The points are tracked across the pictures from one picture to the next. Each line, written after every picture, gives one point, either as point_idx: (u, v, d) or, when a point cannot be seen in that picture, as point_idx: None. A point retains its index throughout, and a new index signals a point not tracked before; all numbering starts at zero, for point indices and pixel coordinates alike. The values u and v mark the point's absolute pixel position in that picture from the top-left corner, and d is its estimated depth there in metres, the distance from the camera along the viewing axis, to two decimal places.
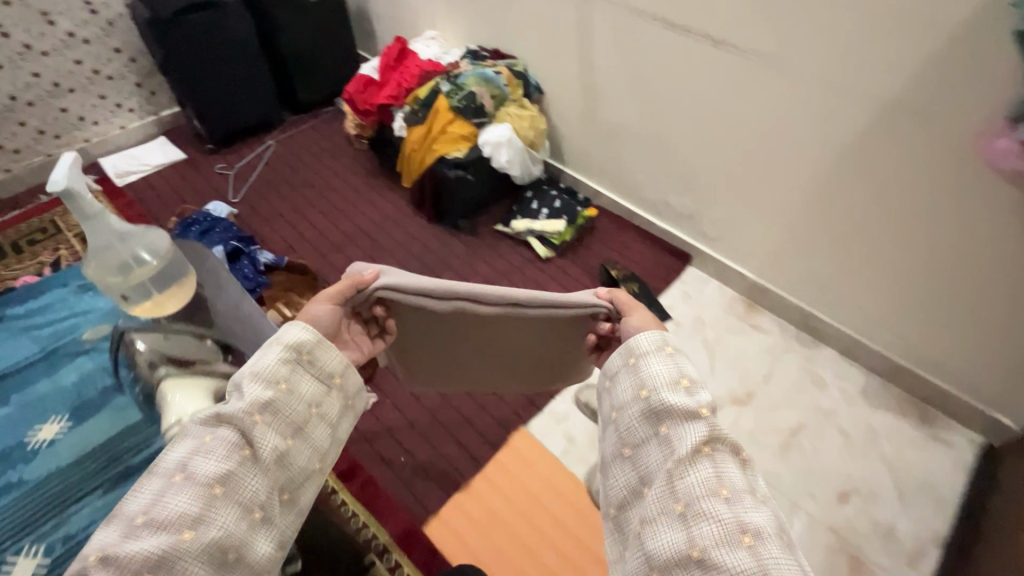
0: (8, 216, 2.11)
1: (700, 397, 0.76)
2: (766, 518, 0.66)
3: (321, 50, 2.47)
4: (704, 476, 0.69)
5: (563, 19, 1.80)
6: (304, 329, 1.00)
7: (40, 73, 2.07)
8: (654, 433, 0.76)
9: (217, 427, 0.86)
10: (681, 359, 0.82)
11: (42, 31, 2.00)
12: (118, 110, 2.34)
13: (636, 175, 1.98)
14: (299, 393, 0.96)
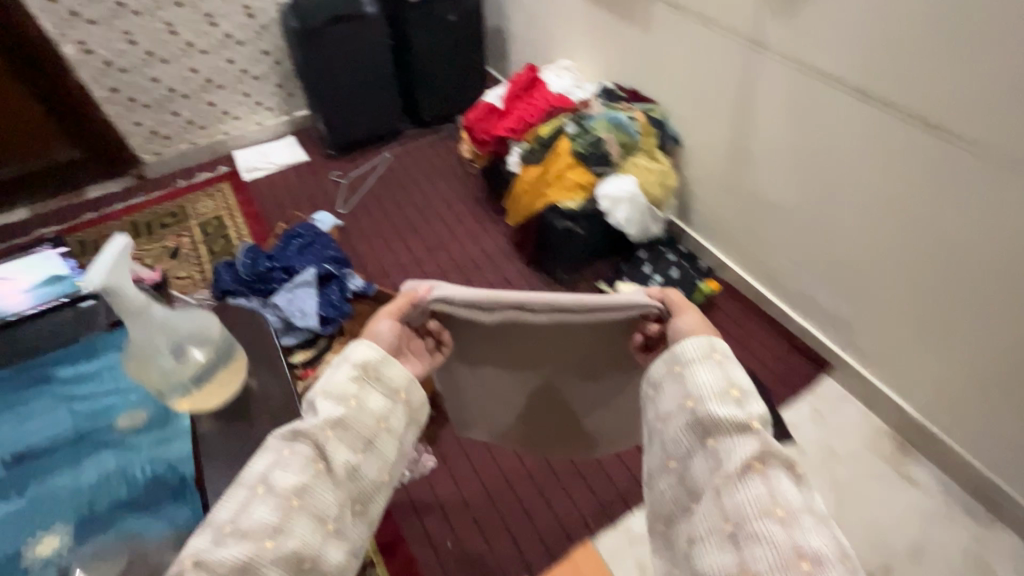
0: (148, 197, 2.30)
1: (751, 407, 0.70)
2: (828, 542, 0.60)
3: (452, 68, 2.42)
4: (756, 495, 0.63)
5: (725, 70, 1.55)
6: (369, 347, 0.82)
7: (197, 69, 2.21)
8: (700, 443, 0.70)
9: (294, 439, 0.73)
10: (732, 365, 0.75)
11: (205, 31, 2.12)
12: (258, 107, 2.45)
13: (778, 257, 1.67)
14: (375, 406, 0.79)
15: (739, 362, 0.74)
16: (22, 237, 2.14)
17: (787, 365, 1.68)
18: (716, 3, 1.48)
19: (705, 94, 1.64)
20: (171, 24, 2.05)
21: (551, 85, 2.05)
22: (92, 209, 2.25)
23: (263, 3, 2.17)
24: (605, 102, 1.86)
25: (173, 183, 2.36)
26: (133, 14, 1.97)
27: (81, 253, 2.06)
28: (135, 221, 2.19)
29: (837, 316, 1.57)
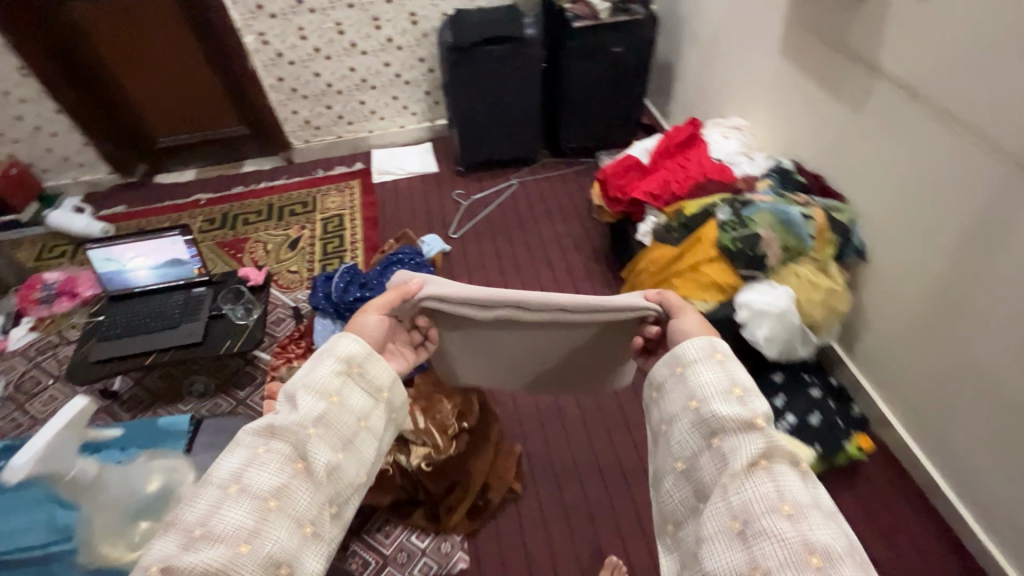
0: (289, 181, 2.42)
1: (755, 406, 0.69)
2: (837, 538, 0.59)
3: (604, 102, 2.19)
4: (763, 492, 0.62)
5: (961, 189, 1.13)
6: (356, 342, 0.79)
7: (355, 69, 2.26)
8: (709, 442, 0.69)
9: (270, 436, 0.69)
10: (734, 365, 0.75)
11: (368, 34, 2.15)
12: (403, 111, 2.45)
13: (975, 447, 1.21)
14: (354, 406, 0.75)
15: (739, 362, 0.75)
16: (182, 198, 2.38)
17: None
18: (972, 100, 1.07)
19: (919, 210, 1.23)
20: (340, 24, 2.10)
21: (712, 149, 1.72)
22: (242, 183, 2.44)
23: (428, 11, 2.13)
24: (777, 186, 1.50)
25: (312, 172, 2.46)
26: (309, 11, 2.04)
27: (222, 225, 2.24)
28: (272, 203, 2.32)
29: None
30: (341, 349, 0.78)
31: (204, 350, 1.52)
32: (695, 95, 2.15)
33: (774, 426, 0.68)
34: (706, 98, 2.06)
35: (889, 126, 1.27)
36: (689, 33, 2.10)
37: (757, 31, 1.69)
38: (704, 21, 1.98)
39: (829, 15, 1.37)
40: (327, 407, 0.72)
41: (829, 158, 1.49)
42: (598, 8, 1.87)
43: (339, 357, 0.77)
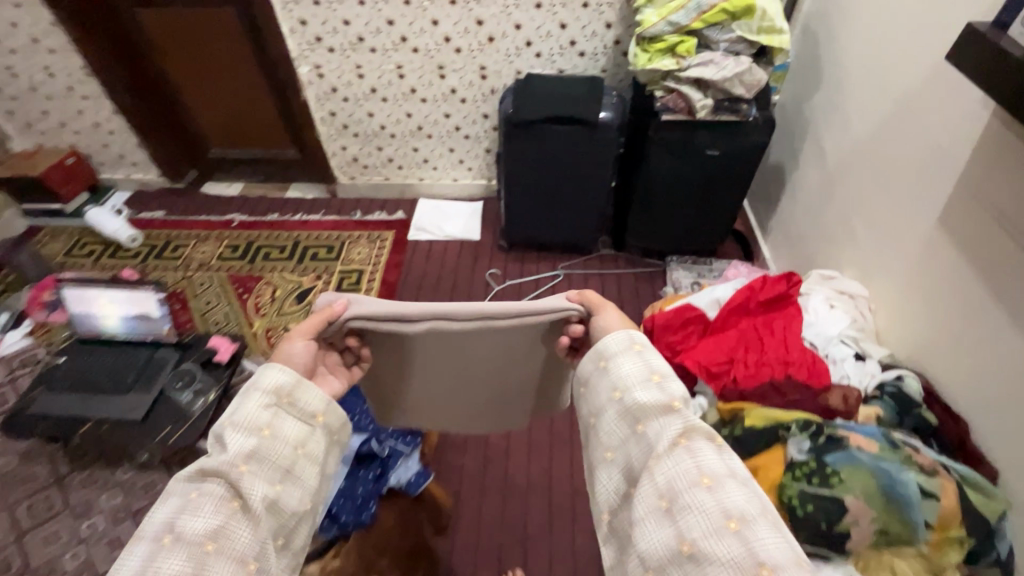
0: (324, 218, 2.25)
1: (673, 388, 0.74)
2: (751, 500, 0.64)
3: (686, 205, 1.80)
4: (684, 468, 0.67)
5: None
6: (277, 368, 0.78)
7: (412, 115, 2.03)
8: (637, 429, 0.73)
9: (201, 480, 0.66)
10: (651, 354, 0.80)
11: (431, 81, 1.91)
12: (458, 165, 2.20)
13: None
14: (292, 433, 0.74)
15: (657, 349, 0.80)
16: (219, 215, 2.28)
17: None
18: None
19: None
20: (401, 67, 1.88)
21: (807, 326, 1.27)
22: (278, 210, 2.30)
23: (502, 67, 1.86)
24: (887, 421, 1.05)
25: (351, 212, 2.27)
26: (370, 50, 1.84)
27: (242, 255, 2.10)
28: (299, 241, 2.16)
29: None
30: (264, 383, 0.76)
31: (138, 434, 1.33)
32: (803, 222, 1.69)
33: (690, 406, 0.74)
34: (817, 233, 1.60)
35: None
36: (812, 146, 1.65)
37: (906, 179, 1.23)
38: (835, 138, 1.53)
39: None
40: (263, 445, 0.71)
41: (981, 403, 1.01)
42: (695, 101, 1.48)
43: (261, 392, 0.75)
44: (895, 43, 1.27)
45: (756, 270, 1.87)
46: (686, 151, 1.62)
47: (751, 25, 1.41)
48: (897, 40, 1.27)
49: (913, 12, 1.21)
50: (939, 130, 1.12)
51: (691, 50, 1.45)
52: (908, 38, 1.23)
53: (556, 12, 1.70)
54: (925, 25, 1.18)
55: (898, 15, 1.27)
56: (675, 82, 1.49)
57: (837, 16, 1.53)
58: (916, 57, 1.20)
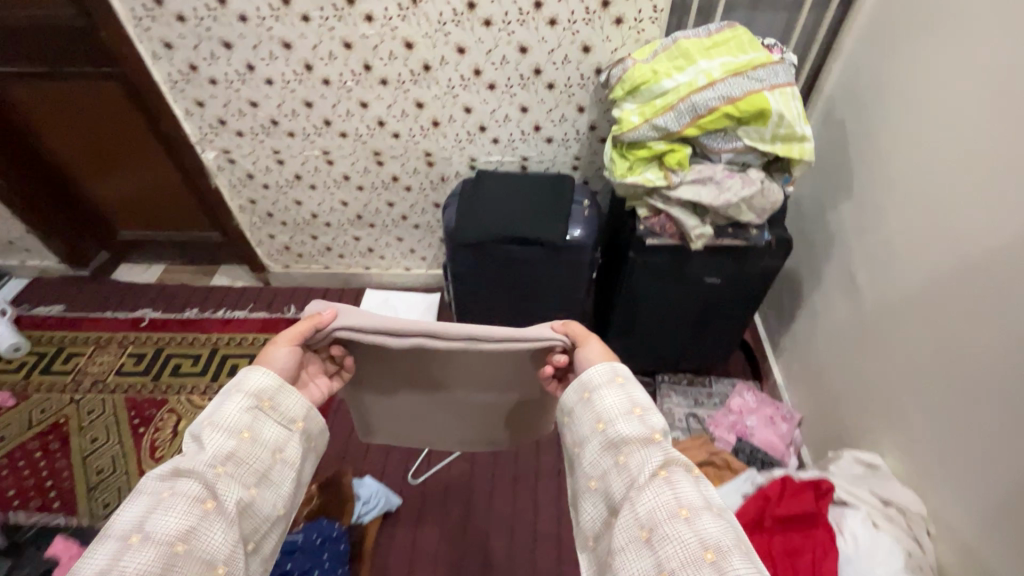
0: (251, 315, 1.90)
1: (653, 421, 0.73)
2: (728, 533, 0.62)
3: (680, 327, 1.45)
4: (662, 499, 0.64)
5: None
6: (264, 373, 0.72)
7: (348, 203, 1.68)
8: (619, 459, 0.71)
9: (175, 478, 0.61)
10: (634, 388, 0.78)
11: (367, 168, 1.56)
12: (409, 254, 1.85)
13: None
14: (272, 436, 0.69)
15: (640, 382, 0.78)
16: (127, 309, 1.93)
17: None
18: None
19: None
20: (328, 152, 1.53)
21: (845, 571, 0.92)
22: (198, 303, 1.94)
23: (452, 153, 1.51)
24: None
25: (283, 308, 1.92)
26: (288, 135, 1.48)
27: (147, 369, 1.75)
28: (217, 348, 1.80)
29: None
30: (249, 387, 0.70)
31: None
32: (829, 359, 1.34)
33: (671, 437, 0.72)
34: (852, 386, 1.25)
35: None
36: (840, 268, 1.30)
37: (993, 373, 0.88)
38: (874, 270, 1.18)
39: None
40: (241, 447, 0.65)
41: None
42: (690, 229, 1.12)
43: (246, 394, 0.69)
44: (978, 179, 0.92)
45: (767, 403, 1.52)
46: (677, 276, 1.27)
47: (763, 133, 1.06)
48: (980, 176, 0.92)
49: (1011, 145, 0.86)
50: None
51: (683, 162, 1.10)
52: (1000, 178, 0.88)
53: (514, 94, 1.35)
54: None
55: (983, 141, 0.92)
56: (663, 201, 1.14)
57: (878, 113, 1.18)
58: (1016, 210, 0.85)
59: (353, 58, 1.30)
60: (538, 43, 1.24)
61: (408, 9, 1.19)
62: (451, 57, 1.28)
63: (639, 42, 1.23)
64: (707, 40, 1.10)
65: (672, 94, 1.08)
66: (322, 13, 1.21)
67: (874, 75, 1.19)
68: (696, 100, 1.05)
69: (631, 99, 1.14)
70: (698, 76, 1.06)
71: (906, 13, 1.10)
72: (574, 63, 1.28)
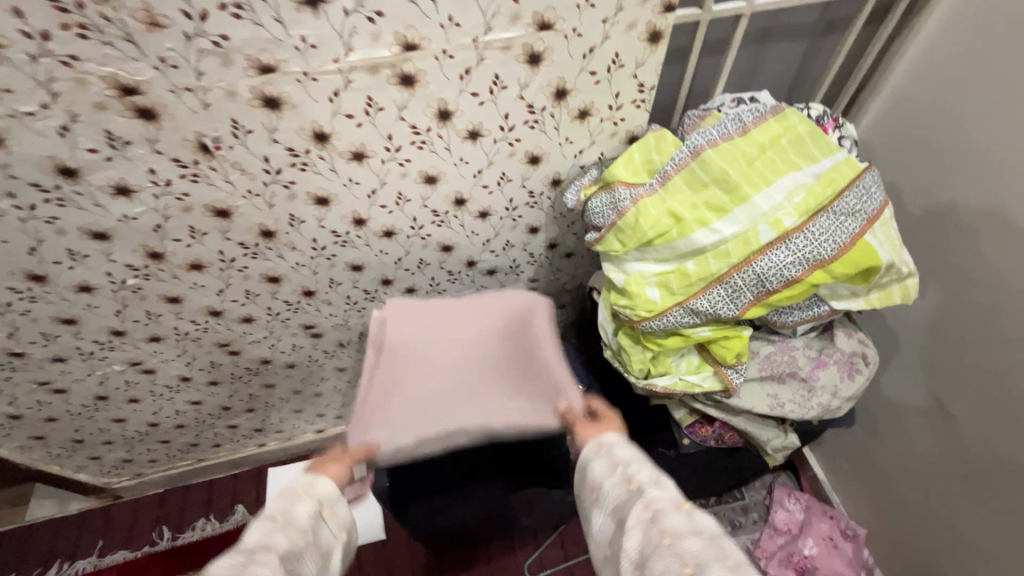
0: (104, 562, 1.29)
1: (636, 467, 0.59)
2: (717, 552, 0.47)
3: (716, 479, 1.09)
4: (647, 534, 0.52)
5: None
6: (327, 480, 0.63)
7: (204, 399, 1.09)
8: (617, 520, 0.57)
9: (245, 558, 0.48)
10: (619, 442, 0.63)
11: (215, 361, 0.98)
12: (320, 419, 1.31)
13: None
14: (325, 537, 0.58)
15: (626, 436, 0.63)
16: None
17: None
18: None
19: None
20: (140, 361, 0.93)
21: None
22: (12, 565, 1.29)
23: (348, 316, 0.97)
24: None
25: (152, 535, 1.32)
26: (52, 361, 0.86)
27: None
28: None
29: None
30: (322, 489, 0.61)
31: None
32: (914, 491, 1.04)
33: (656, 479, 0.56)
34: (962, 541, 0.95)
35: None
36: (917, 387, 0.97)
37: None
38: (983, 410, 0.86)
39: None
40: (304, 551, 0.54)
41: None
42: (766, 442, 0.73)
43: (316, 496, 0.60)
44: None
45: (819, 515, 1.23)
46: (732, 466, 0.88)
47: (859, 289, 0.66)
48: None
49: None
50: None
51: (743, 350, 0.68)
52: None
53: (427, 234, 0.83)
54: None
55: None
56: (719, 407, 0.72)
57: (966, 193, 0.81)
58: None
59: (120, 249, 0.70)
60: (455, 166, 0.73)
61: (197, 163, 0.62)
62: (306, 212, 0.73)
63: (617, 136, 0.75)
64: (747, 144, 0.65)
65: (715, 255, 0.63)
66: (16, 201, 0.61)
67: (947, 133, 0.82)
68: (761, 267, 0.62)
69: (638, 255, 0.68)
70: (757, 223, 0.62)
71: (1005, 52, 0.72)
72: (517, 180, 0.78)
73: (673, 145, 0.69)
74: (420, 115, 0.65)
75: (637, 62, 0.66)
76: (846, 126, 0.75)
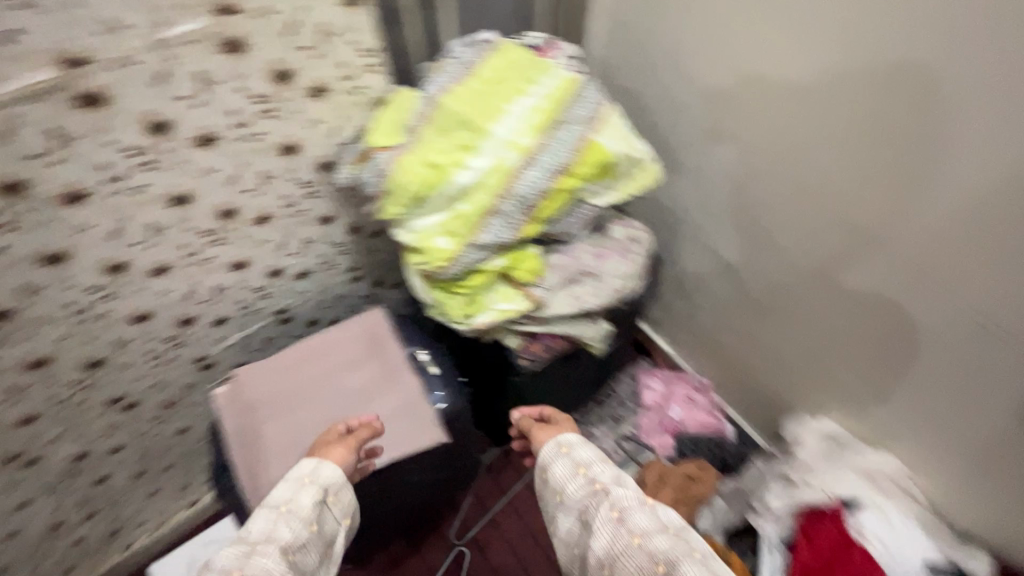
0: None
1: (597, 474, 0.72)
2: (678, 544, 0.63)
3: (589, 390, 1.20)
4: (614, 535, 0.66)
5: None
6: (333, 466, 0.68)
7: (21, 527, 0.92)
8: (583, 515, 0.70)
9: (242, 561, 0.55)
10: (580, 449, 0.77)
11: (12, 480, 0.83)
12: (186, 491, 1.18)
13: None
14: (328, 525, 0.65)
15: (584, 439, 0.77)
16: None
17: None
18: None
19: None
20: None
21: None
22: None
23: (160, 372, 0.88)
24: None
25: None
26: None
27: None
28: None
29: None
30: (322, 478, 0.67)
31: None
32: (728, 333, 1.24)
33: (616, 481, 0.71)
34: (765, 359, 1.16)
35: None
36: (702, 249, 1.15)
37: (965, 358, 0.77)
38: (743, 251, 1.04)
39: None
40: (308, 541, 0.61)
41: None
42: (589, 339, 0.82)
43: (319, 485, 0.66)
44: (870, 143, 0.73)
45: (675, 382, 1.42)
46: (582, 368, 0.97)
47: (610, 184, 0.76)
48: (865, 142, 0.73)
49: (916, 102, 0.66)
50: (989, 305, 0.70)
51: (538, 265, 0.76)
52: (895, 144, 0.70)
53: (209, 256, 0.77)
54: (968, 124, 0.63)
55: (870, 96, 0.70)
56: (539, 321, 0.79)
57: (679, 78, 0.96)
58: (949, 184, 0.67)
59: None
60: (202, 177, 0.68)
61: None
62: (41, 277, 0.63)
63: (364, 104, 0.75)
64: (477, 82, 0.70)
65: (480, 191, 0.68)
66: None
67: (652, 33, 0.95)
68: (521, 189, 0.68)
69: (417, 212, 0.71)
70: (503, 152, 0.68)
71: None
72: (282, 174, 0.75)
73: (414, 99, 0.71)
74: (130, 134, 0.59)
75: (347, 27, 0.66)
76: (566, 47, 0.83)
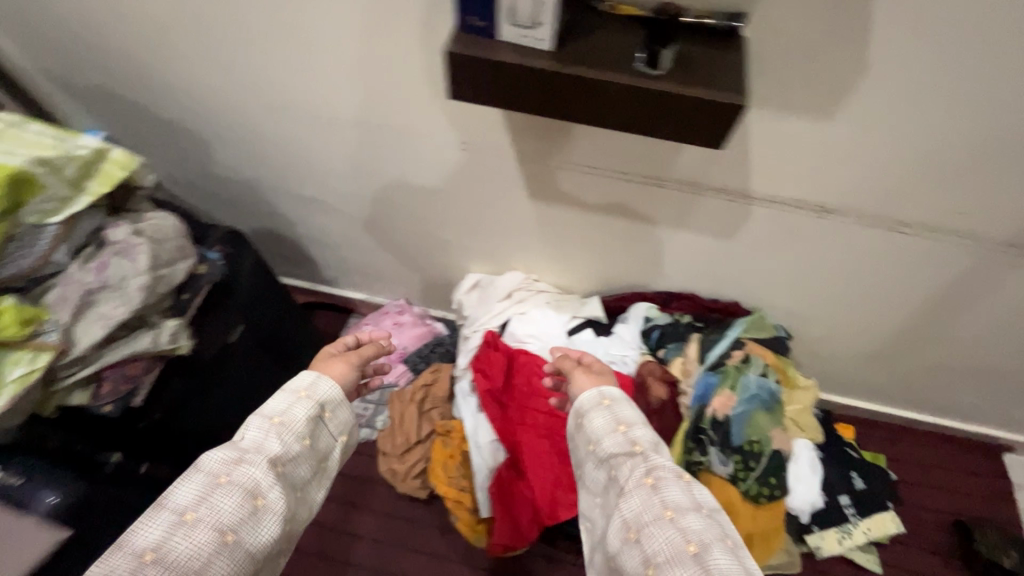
0: None
1: (641, 435, 0.66)
2: (713, 527, 0.58)
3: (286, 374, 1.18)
4: (642, 506, 0.60)
5: (882, 266, 0.92)
6: (331, 382, 0.71)
7: None
8: (612, 473, 0.64)
9: (235, 465, 0.60)
10: (625, 404, 0.69)
11: None
12: None
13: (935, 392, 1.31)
14: (322, 441, 0.68)
15: (629, 397, 0.69)
16: None
17: (980, 473, 1.40)
18: (879, 198, 0.79)
19: (830, 290, 1.01)
20: None
21: (551, 355, 1.09)
22: None
23: None
24: (699, 349, 1.05)
25: None
26: None
27: None
28: None
29: (1008, 413, 1.33)
30: (318, 393, 0.69)
31: None
32: (369, 256, 1.32)
33: (660, 449, 0.65)
34: (404, 257, 1.28)
35: (814, 237, 0.89)
36: (289, 200, 1.17)
37: (473, 169, 0.95)
38: (308, 180, 1.10)
39: (635, 150, 0.82)
40: (300, 454, 0.65)
41: (702, 281, 1.08)
42: (158, 346, 0.77)
43: (313, 399, 0.68)
44: (281, 36, 0.83)
45: (381, 318, 1.44)
46: (214, 365, 0.93)
47: (54, 194, 0.70)
48: (272, 32, 0.83)
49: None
50: (432, 118, 0.88)
51: (27, 312, 0.66)
52: (281, 29, 0.82)
53: None
54: (316, 2, 0.77)
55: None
56: (87, 362, 0.72)
57: (126, 55, 0.94)
58: (339, 38, 0.81)
59: None
60: None
61: None
62: None
63: None
64: None
65: None
66: None
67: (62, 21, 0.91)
68: None
69: None
70: None
71: None
72: None
73: None
74: None
75: None
76: None
